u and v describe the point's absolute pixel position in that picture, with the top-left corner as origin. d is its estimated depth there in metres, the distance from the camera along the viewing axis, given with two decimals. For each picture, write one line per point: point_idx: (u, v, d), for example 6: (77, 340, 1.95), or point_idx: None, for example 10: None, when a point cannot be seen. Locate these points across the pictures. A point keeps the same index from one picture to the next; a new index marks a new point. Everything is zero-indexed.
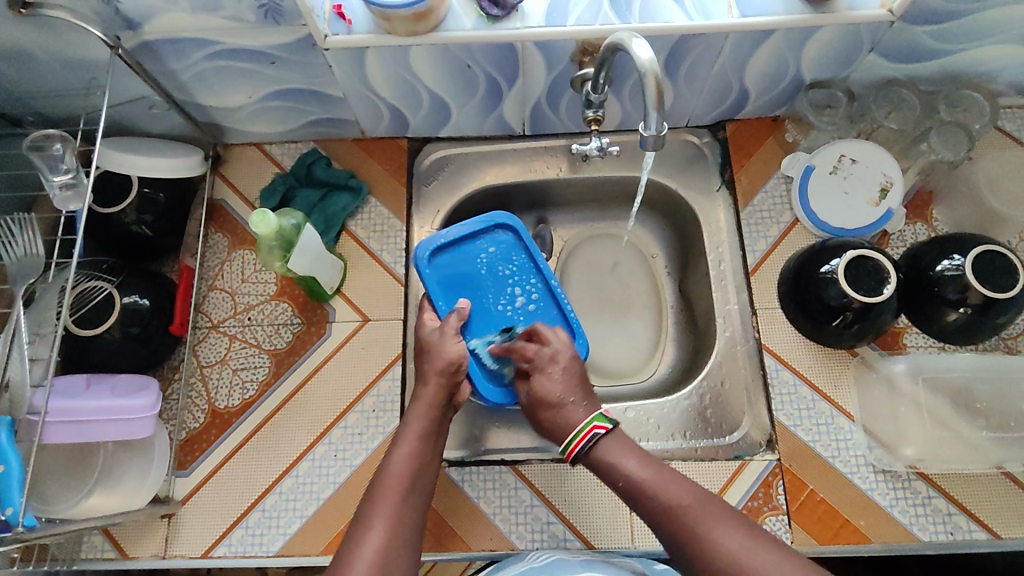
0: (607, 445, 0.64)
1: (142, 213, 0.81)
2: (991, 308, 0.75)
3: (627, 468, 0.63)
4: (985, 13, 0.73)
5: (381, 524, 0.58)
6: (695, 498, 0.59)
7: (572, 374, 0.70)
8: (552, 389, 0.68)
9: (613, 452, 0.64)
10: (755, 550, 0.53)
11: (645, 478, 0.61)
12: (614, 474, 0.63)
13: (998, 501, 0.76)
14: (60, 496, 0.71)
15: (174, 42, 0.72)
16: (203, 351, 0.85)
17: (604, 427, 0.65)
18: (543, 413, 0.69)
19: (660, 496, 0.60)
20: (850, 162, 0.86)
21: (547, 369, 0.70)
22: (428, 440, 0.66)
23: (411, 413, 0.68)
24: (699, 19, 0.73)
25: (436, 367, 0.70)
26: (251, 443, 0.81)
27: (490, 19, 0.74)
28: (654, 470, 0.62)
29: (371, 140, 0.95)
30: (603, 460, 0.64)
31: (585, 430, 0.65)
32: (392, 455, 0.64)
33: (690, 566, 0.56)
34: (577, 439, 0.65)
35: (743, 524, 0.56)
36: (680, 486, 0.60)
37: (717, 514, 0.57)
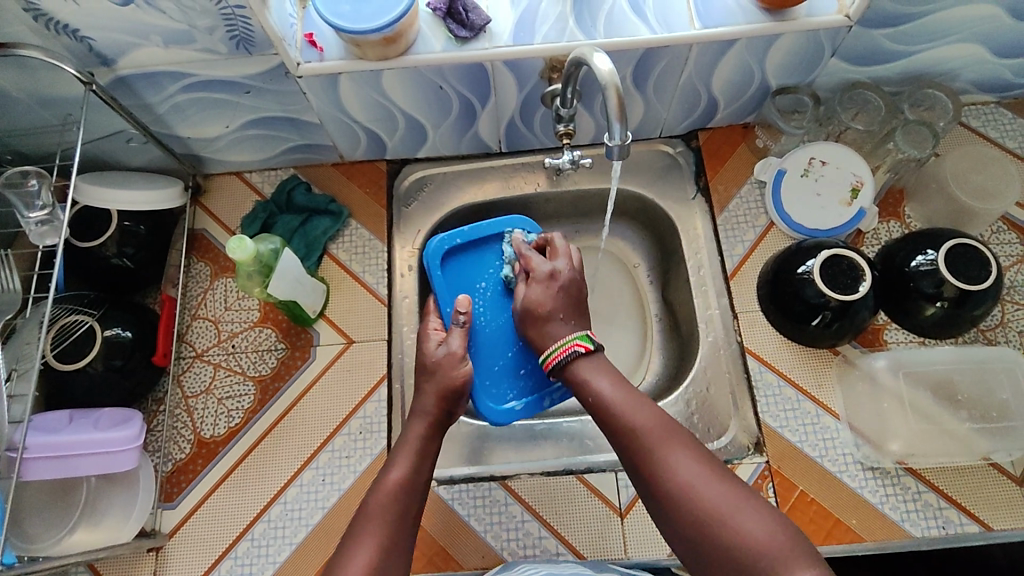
0: (583, 364, 0.66)
1: (123, 246, 0.82)
2: (966, 301, 0.76)
3: (599, 387, 0.64)
4: (938, 14, 0.75)
5: (371, 544, 0.57)
6: (658, 423, 0.60)
7: (566, 294, 0.72)
8: (543, 301, 0.71)
9: (587, 371, 0.65)
10: (709, 483, 0.55)
11: (614, 400, 0.62)
12: (585, 389, 0.64)
13: (987, 493, 0.76)
14: (43, 535, 0.71)
15: (148, 75, 0.73)
16: (188, 381, 0.85)
17: (584, 348, 0.66)
18: (529, 322, 0.71)
19: (625, 419, 0.61)
20: (820, 164, 0.88)
21: (550, 278, 0.73)
22: (424, 462, 0.65)
23: (409, 432, 0.67)
24: (662, 32, 0.75)
25: (437, 389, 0.69)
26: (238, 471, 0.81)
27: (458, 40, 0.76)
28: (624, 391, 0.63)
29: (350, 164, 0.96)
30: (578, 377, 0.66)
31: (568, 345, 0.67)
32: (386, 474, 0.63)
33: (646, 486, 0.58)
34: (556, 352, 0.67)
35: (703, 455, 0.57)
36: (648, 411, 0.61)
37: (680, 443, 0.58)
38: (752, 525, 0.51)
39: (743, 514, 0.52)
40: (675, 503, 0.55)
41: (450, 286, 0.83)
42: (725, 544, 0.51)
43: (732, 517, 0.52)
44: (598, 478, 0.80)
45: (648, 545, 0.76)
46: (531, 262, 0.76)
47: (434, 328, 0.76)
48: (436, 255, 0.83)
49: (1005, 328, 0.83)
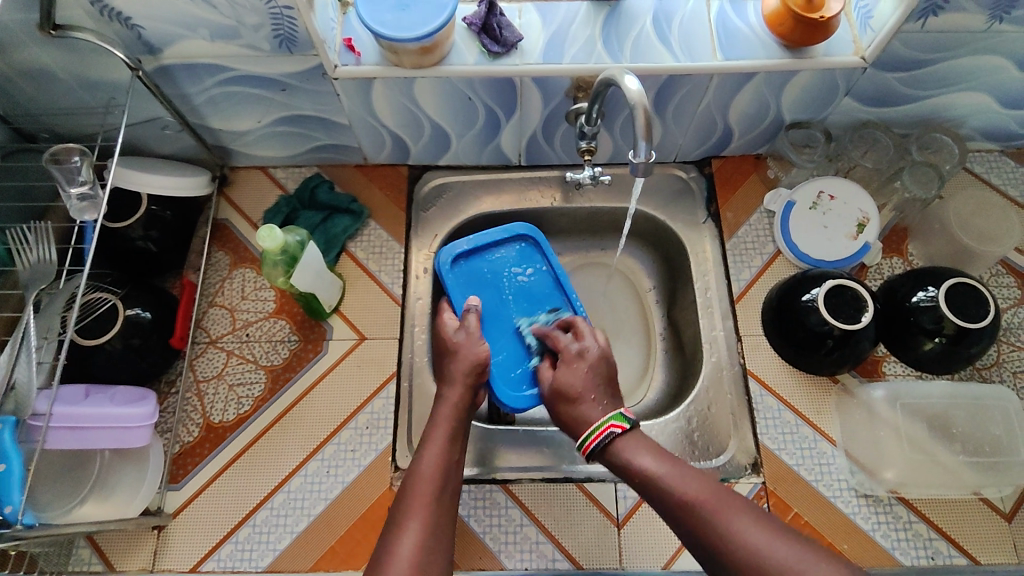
0: (624, 443, 0.66)
1: (149, 229, 0.84)
2: (964, 338, 0.79)
3: (644, 464, 0.63)
4: (949, 62, 0.79)
5: (415, 526, 0.59)
6: (710, 490, 0.59)
7: (597, 371, 0.72)
8: (574, 383, 0.72)
9: (628, 449, 0.65)
10: (780, 545, 0.54)
11: (662, 472, 0.62)
12: (630, 468, 0.64)
13: (977, 526, 0.78)
14: (54, 504, 0.72)
15: (191, 67, 0.76)
16: (201, 366, 0.86)
17: (622, 427, 0.67)
18: (561, 405, 0.72)
19: (676, 491, 0.60)
20: (828, 198, 0.91)
21: (578, 358, 0.74)
22: (455, 442, 0.68)
23: (439, 416, 0.70)
24: (686, 61, 0.79)
25: (463, 368, 0.74)
26: (244, 457, 0.82)
27: (491, 55, 0.79)
28: (668, 464, 0.63)
29: (372, 166, 0.99)
30: (620, 456, 0.65)
31: (602, 426, 0.67)
32: (422, 456, 0.65)
33: (711, 558, 0.56)
34: (593, 434, 0.67)
35: (764, 517, 0.57)
36: (698, 480, 0.61)
37: (738, 508, 0.57)
38: None
39: (822, 575, 0.51)
40: (751, 571, 0.53)
41: (468, 284, 0.87)
42: None
43: None
44: (598, 487, 0.82)
45: (643, 557, 0.78)
46: (560, 344, 0.77)
47: (449, 316, 0.81)
48: (451, 253, 0.88)
49: (1000, 367, 0.86)
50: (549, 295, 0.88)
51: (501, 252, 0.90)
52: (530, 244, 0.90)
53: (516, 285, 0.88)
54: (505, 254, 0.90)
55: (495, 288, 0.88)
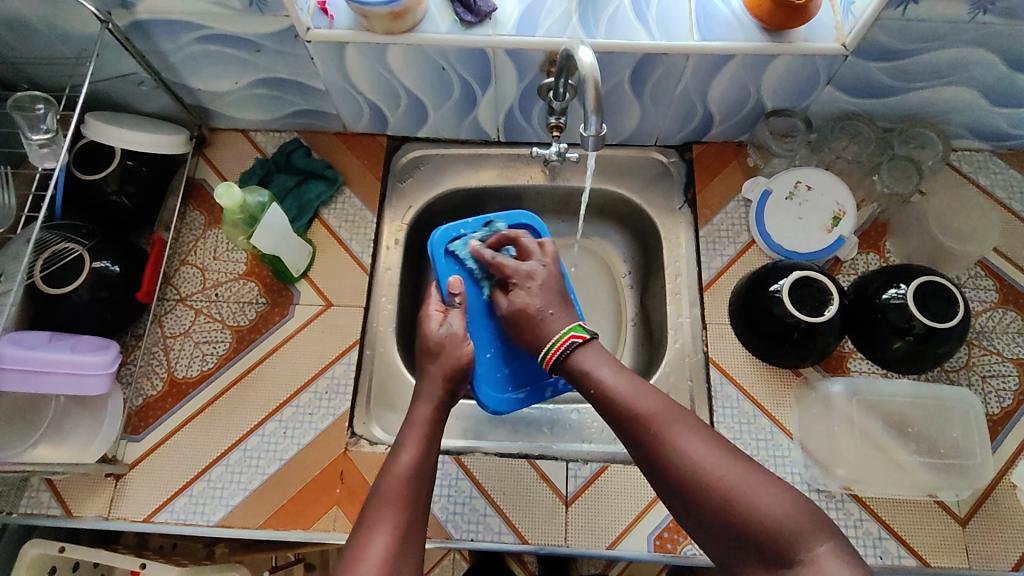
0: (583, 355, 0.65)
1: (123, 184, 0.85)
2: (932, 338, 0.78)
3: (602, 376, 0.63)
4: (933, 54, 0.77)
5: (386, 531, 0.58)
6: (663, 406, 0.60)
7: (550, 289, 0.72)
8: (532, 301, 0.71)
9: (588, 361, 0.65)
10: (721, 459, 0.55)
11: (617, 384, 0.62)
12: (588, 380, 0.64)
13: (930, 528, 0.77)
14: (6, 445, 0.75)
15: (165, 23, 0.77)
16: (168, 322, 0.88)
17: (581, 338, 0.66)
18: (523, 326, 0.71)
19: (630, 403, 0.61)
20: (805, 189, 0.90)
21: (530, 280, 0.73)
22: (431, 445, 0.66)
23: (416, 415, 0.68)
24: (661, 39, 0.77)
25: (443, 370, 0.70)
26: (203, 414, 0.83)
27: (464, 24, 0.78)
28: (626, 377, 0.63)
29: (352, 135, 0.99)
30: (579, 368, 0.65)
31: (563, 338, 0.66)
32: (396, 457, 0.63)
33: (653, 465, 0.58)
34: (554, 346, 0.67)
35: (710, 435, 0.58)
36: (652, 395, 0.61)
37: (685, 424, 0.58)
38: (773, 502, 0.52)
39: (759, 493, 0.53)
40: (689, 484, 0.55)
41: (461, 274, 0.85)
42: (745, 524, 0.52)
43: (748, 497, 0.52)
44: (549, 465, 0.82)
45: (588, 536, 0.78)
46: (506, 269, 0.76)
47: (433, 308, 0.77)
48: (444, 239, 0.86)
49: (969, 370, 0.84)
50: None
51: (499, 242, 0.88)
52: (527, 233, 0.89)
53: None
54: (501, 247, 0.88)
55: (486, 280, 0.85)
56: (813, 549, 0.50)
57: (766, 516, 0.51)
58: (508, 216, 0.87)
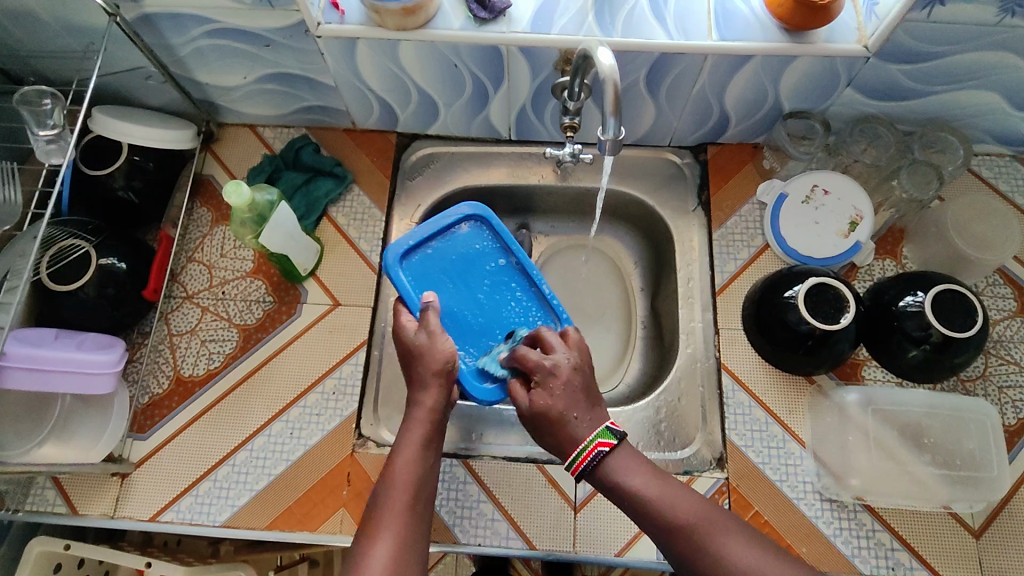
0: (614, 460, 0.62)
1: (131, 179, 0.84)
2: (950, 348, 0.76)
3: (635, 485, 0.60)
4: (957, 57, 0.75)
5: (388, 537, 0.57)
6: (704, 514, 0.58)
7: (575, 389, 0.64)
8: (553, 405, 0.63)
9: (619, 466, 0.62)
10: (770, 567, 0.54)
11: (652, 493, 0.60)
12: (620, 490, 0.61)
13: (942, 540, 0.76)
14: (12, 443, 0.74)
15: (174, 17, 0.75)
16: (175, 320, 0.87)
17: (608, 445, 0.62)
18: (544, 428, 0.64)
19: (668, 513, 0.58)
20: (821, 193, 0.88)
21: (554, 378, 0.64)
22: (429, 446, 0.64)
23: (413, 417, 0.65)
24: (679, 39, 0.76)
25: (433, 368, 0.67)
26: (209, 413, 0.82)
27: (477, 21, 0.77)
28: (659, 484, 0.60)
29: (361, 131, 0.97)
30: (609, 475, 0.61)
31: (589, 447, 0.61)
32: (395, 460, 0.62)
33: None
34: (582, 456, 0.61)
35: (755, 539, 0.56)
36: (689, 502, 0.59)
37: (728, 532, 0.57)
38: None
39: None
40: None
41: (416, 284, 0.80)
42: None
43: None
44: (558, 470, 0.81)
45: (596, 543, 0.77)
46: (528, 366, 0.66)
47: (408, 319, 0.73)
48: (397, 255, 0.80)
49: (985, 380, 0.83)
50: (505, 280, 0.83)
51: (443, 241, 0.83)
52: (477, 225, 0.85)
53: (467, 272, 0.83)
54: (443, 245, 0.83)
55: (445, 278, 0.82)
56: None
57: None
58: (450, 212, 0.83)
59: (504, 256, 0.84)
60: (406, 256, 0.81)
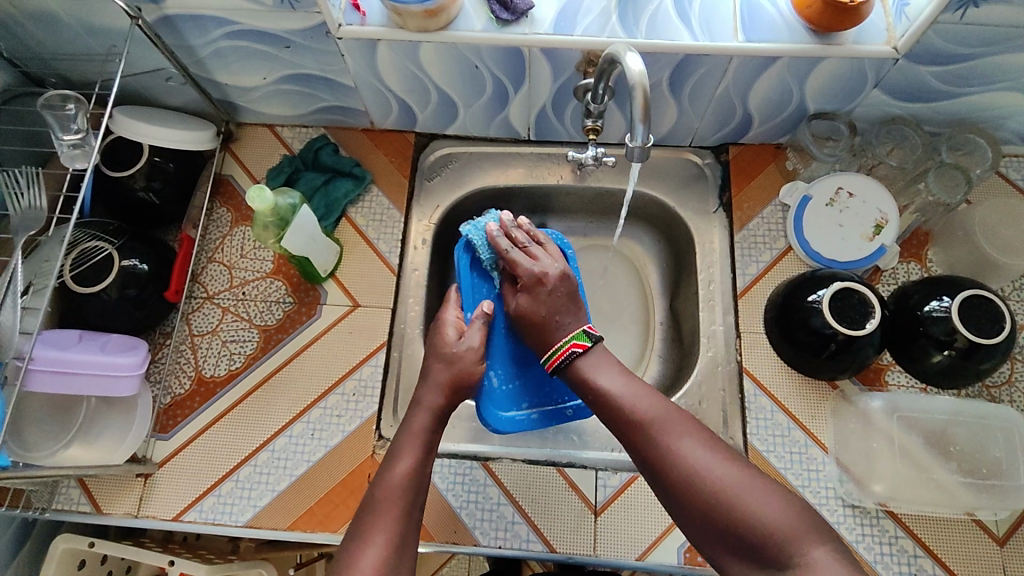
0: (586, 360, 0.67)
1: (151, 180, 0.84)
2: (976, 354, 0.75)
3: (603, 380, 0.65)
4: (989, 59, 0.74)
5: (380, 540, 0.57)
6: (662, 411, 0.62)
7: (558, 294, 0.72)
8: (539, 309, 0.72)
9: (589, 367, 0.67)
10: (716, 461, 0.57)
11: (617, 389, 0.64)
12: (589, 384, 0.66)
13: (966, 548, 0.75)
14: (40, 444, 0.75)
15: (195, 19, 0.75)
16: (196, 320, 0.87)
17: (582, 347, 0.68)
18: (529, 329, 0.73)
19: (630, 408, 0.63)
20: (846, 195, 0.87)
21: (540, 283, 0.73)
22: (426, 455, 0.65)
23: (412, 424, 0.66)
24: (704, 40, 0.75)
25: (445, 379, 0.69)
26: (231, 414, 0.83)
27: (500, 22, 0.76)
28: (628, 383, 0.65)
29: (380, 131, 0.97)
30: (581, 373, 0.67)
31: (565, 347, 0.68)
32: (392, 466, 0.63)
33: (649, 468, 0.60)
34: (556, 354, 0.69)
35: (707, 438, 0.60)
36: (652, 399, 0.63)
37: (683, 428, 0.60)
38: (762, 504, 0.54)
39: (752, 494, 0.55)
40: (684, 485, 0.57)
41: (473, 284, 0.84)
42: (738, 523, 0.54)
43: (741, 496, 0.55)
44: (578, 474, 0.81)
45: (616, 547, 0.77)
46: (519, 267, 0.75)
47: (454, 317, 0.75)
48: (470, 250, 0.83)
49: (1011, 386, 0.82)
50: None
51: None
52: None
53: None
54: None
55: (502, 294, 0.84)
56: (807, 552, 0.52)
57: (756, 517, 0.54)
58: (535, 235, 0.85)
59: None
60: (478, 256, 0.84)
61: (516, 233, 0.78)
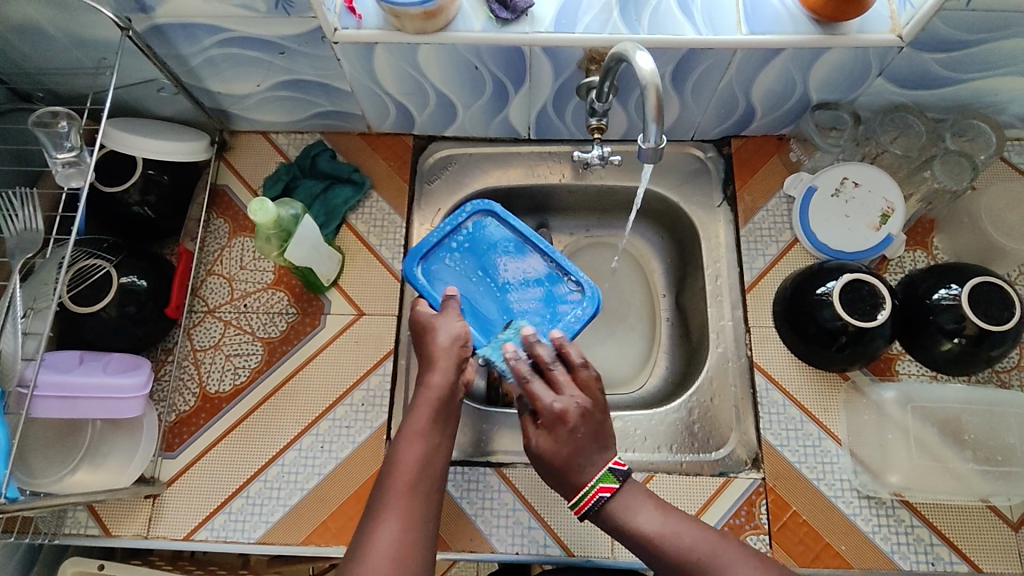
0: (617, 504, 0.62)
1: (146, 194, 0.83)
2: (986, 340, 0.75)
3: (640, 523, 0.61)
4: (993, 44, 0.73)
5: (393, 518, 0.58)
6: (709, 544, 0.60)
7: (579, 436, 0.62)
8: (561, 450, 0.62)
9: (622, 510, 0.62)
10: None
11: (656, 530, 0.61)
12: (627, 532, 0.62)
13: (982, 534, 0.75)
14: (44, 471, 0.73)
15: (187, 27, 0.74)
16: (198, 335, 0.85)
17: (610, 490, 0.62)
18: (548, 469, 0.63)
19: (676, 549, 0.60)
20: (852, 185, 0.87)
21: (561, 421, 0.62)
22: (437, 427, 0.65)
23: (419, 397, 0.66)
24: (707, 33, 0.74)
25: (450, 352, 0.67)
26: (238, 429, 0.81)
27: (499, 22, 0.75)
28: (670, 521, 0.62)
29: (377, 135, 0.96)
30: (618, 520, 0.62)
31: (591, 494, 0.62)
32: (402, 444, 0.63)
33: None
34: (584, 500, 0.62)
35: (761, 565, 0.59)
36: (694, 534, 0.61)
37: (736, 560, 0.59)
38: None
39: None
40: None
41: (432, 280, 0.81)
42: None
43: None
44: None
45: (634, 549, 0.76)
46: (537, 400, 0.63)
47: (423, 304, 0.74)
48: (415, 255, 0.81)
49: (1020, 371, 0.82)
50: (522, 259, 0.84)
51: (459, 239, 0.84)
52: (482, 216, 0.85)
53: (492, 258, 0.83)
54: (460, 240, 0.84)
55: (465, 270, 0.83)
56: None
57: None
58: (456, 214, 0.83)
59: (516, 240, 0.84)
60: (424, 257, 0.82)
61: (542, 355, 0.67)
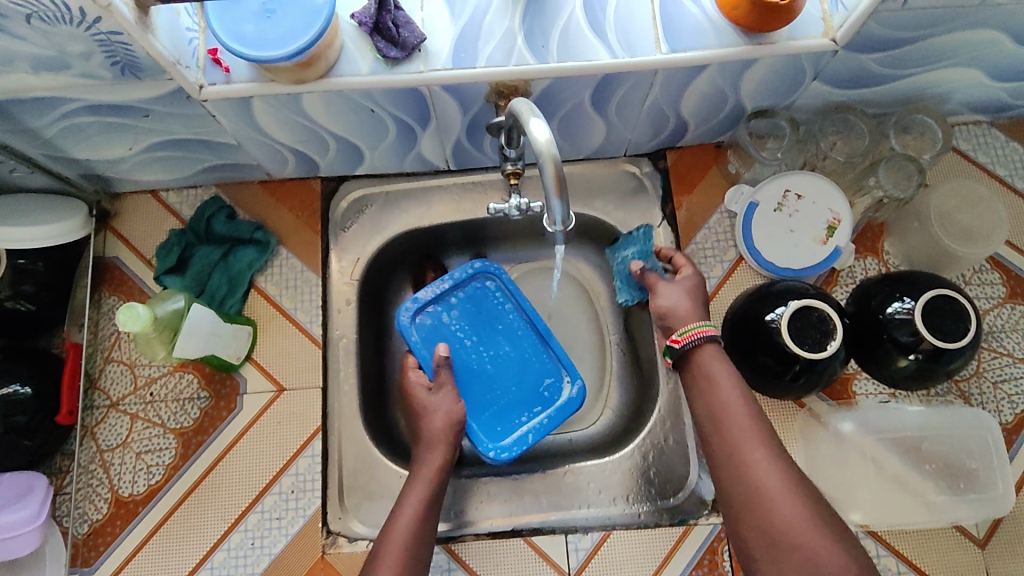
0: (706, 355, 0.66)
1: (19, 285, 0.74)
2: (942, 356, 0.71)
3: (720, 379, 0.64)
4: (933, 40, 0.67)
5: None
6: (759, 431, 0.59)
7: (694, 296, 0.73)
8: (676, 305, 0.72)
9: (710, 361, 0.65)
10: (791, 492, 0.54)
11: (728, 396, 0.62)
12: (704, 381, 0.64)
13: (950, 557, 0.73)
14: None
15: (24, 102, 0.63)
16: (102, 435, 0.77)
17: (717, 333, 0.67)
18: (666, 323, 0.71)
19: (730, 413, 0.61)
20: (795, 198, 0.80)
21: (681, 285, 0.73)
22: (432, 505, 0.67)
23: (417, 477, 0.69)
24: (624, 56, 0.65)
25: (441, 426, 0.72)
26: (159, 533, 0.75)
27: (389, 61, 0.65)
28: (740, 394, 0.62)
29: (279, 182, 0.86)
30: (699, 364, 0.66)
31: (707, 325, 0.67)
32: (396, 514, 0.65)
33: (730, 472, 0.58)
34: (694, 331, 0.67)
35: (791, 467, 0.56)
36: (751, 413, 0.61)
37: (769, 448, 0.58)
38: (827, 551, 0.51)
39: (813, 533, 0.52)
40: (754, 514, 0.55)
41: (426, 337, 0.82)
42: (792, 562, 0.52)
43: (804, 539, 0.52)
44: (547, 540, 0.75)
45: None
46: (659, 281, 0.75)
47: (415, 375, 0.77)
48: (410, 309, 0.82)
49: (979, 378, 0.79)
50: (518, 336, 0.85)
51: (458, 295, 0.85)
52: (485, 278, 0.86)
53: (494, 316, 0.85)
54: (459, 300, 0.84)
55: (460, 334, 0.84)
56: None
57: (812, 559, 0.51)
58: (463, 267, 0.84)
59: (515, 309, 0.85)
60: (420, 312, 0.83)
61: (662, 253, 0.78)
